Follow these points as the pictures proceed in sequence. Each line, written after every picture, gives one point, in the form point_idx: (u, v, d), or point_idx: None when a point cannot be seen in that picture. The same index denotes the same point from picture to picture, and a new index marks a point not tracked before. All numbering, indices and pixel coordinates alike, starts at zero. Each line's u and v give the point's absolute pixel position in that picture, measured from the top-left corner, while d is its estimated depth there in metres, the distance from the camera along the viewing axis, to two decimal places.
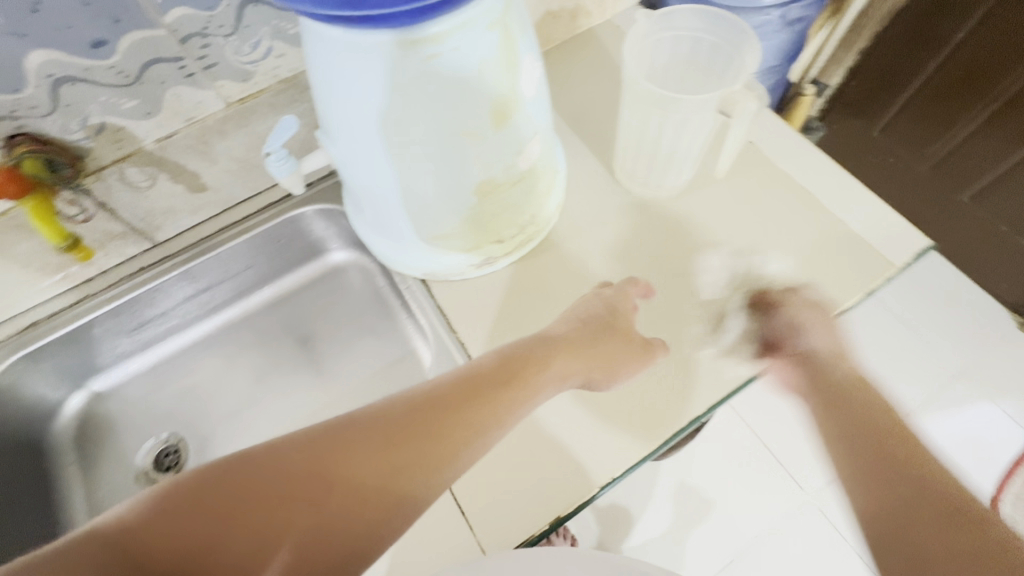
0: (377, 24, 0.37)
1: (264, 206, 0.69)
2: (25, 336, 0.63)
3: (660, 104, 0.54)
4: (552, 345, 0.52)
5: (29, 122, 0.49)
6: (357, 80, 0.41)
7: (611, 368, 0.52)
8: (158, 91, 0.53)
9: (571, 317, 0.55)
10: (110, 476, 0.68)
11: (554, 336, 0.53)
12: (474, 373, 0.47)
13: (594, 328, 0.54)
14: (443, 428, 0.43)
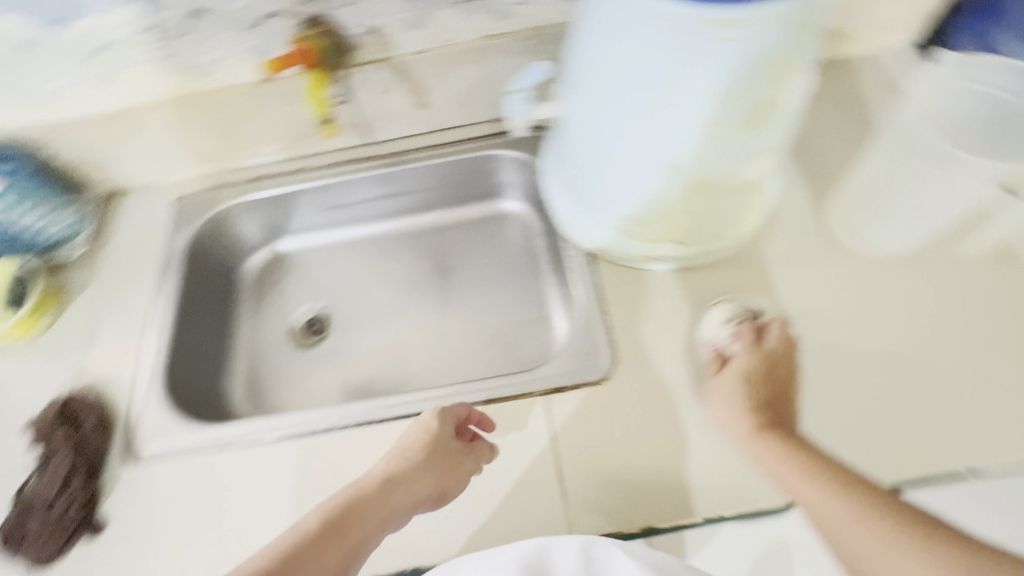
0: None
1: (468, 138, 0.74)
2: (252, 185, 0.74)
3: (936, 156, 0.55)
4: (405, 465, 0.50)
5: (329, 8, 0.56)
6: (634, 43, 0.42)
7: (441, 487, 0.50)
8: (432, 10, 0.58)
9: (418, 432, 0.52)
10: (269, 321, 0.77)
11: (410, 454, 0.50)
12: (346, 499, 0.46)
13: (435, 445, 0.51)
14: (345, 534, 0.44)
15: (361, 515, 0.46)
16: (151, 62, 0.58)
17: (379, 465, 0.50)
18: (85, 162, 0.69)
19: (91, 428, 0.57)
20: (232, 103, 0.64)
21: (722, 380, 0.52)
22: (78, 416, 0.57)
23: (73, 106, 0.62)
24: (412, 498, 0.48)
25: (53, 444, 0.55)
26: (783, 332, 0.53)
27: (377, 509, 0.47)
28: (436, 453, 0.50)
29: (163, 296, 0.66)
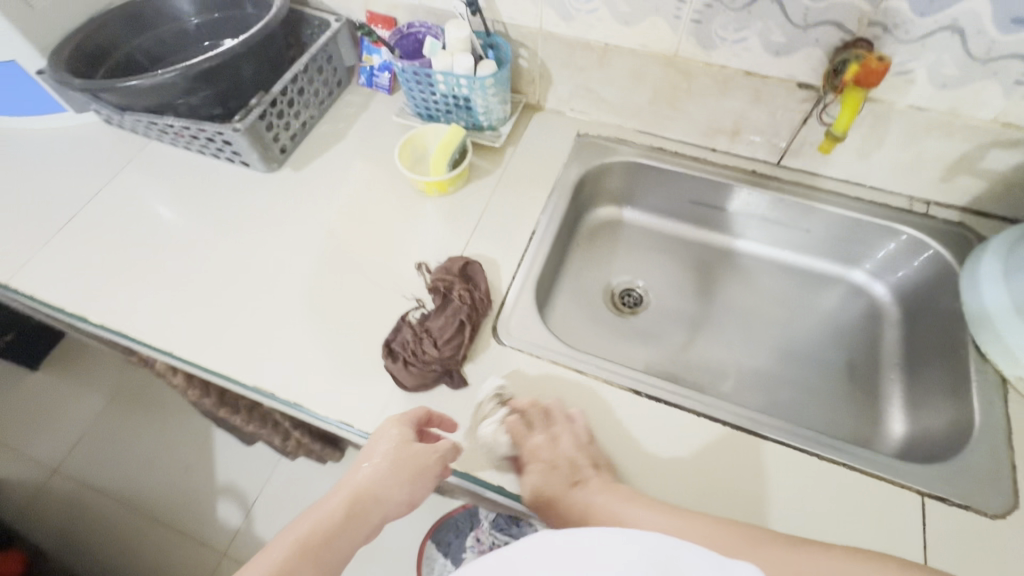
0: None
1: (881, 202, 0.71)
2: (650, 152, 0.77)
3: None
4: (376, 477, 0.48)
5: (885, 38, 0.55)
6: None
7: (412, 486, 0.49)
8: (981, 78, 0.55)
9: (382, 457, 0.49)
10: (591, 272, 0.81)
11: (384, 465, 0.49)
12: (318, 521, 0.44)
13: (401, 457, 0.49)
14: (331, 547, 0.43)
15: (340, 528, 0.44)
16: (677, 19, 0.62)
17: (357, 479, 0.48)
18: (535, 73, 0.76)
19: (481, 297, 0.62)
20: (703, 79, 0.67)
21: (523, 479, 0.53)
22: (472, 281, 0.63)
23: (576, 26, 0.68)
24: (379, 511, 0.47)
25: (452, 294, 0.61)
26: (572, 436, 0.53)
27: (351, 527, 0.45)
28: (395, 467, 0.49)
29: (549, 214, 0.71)
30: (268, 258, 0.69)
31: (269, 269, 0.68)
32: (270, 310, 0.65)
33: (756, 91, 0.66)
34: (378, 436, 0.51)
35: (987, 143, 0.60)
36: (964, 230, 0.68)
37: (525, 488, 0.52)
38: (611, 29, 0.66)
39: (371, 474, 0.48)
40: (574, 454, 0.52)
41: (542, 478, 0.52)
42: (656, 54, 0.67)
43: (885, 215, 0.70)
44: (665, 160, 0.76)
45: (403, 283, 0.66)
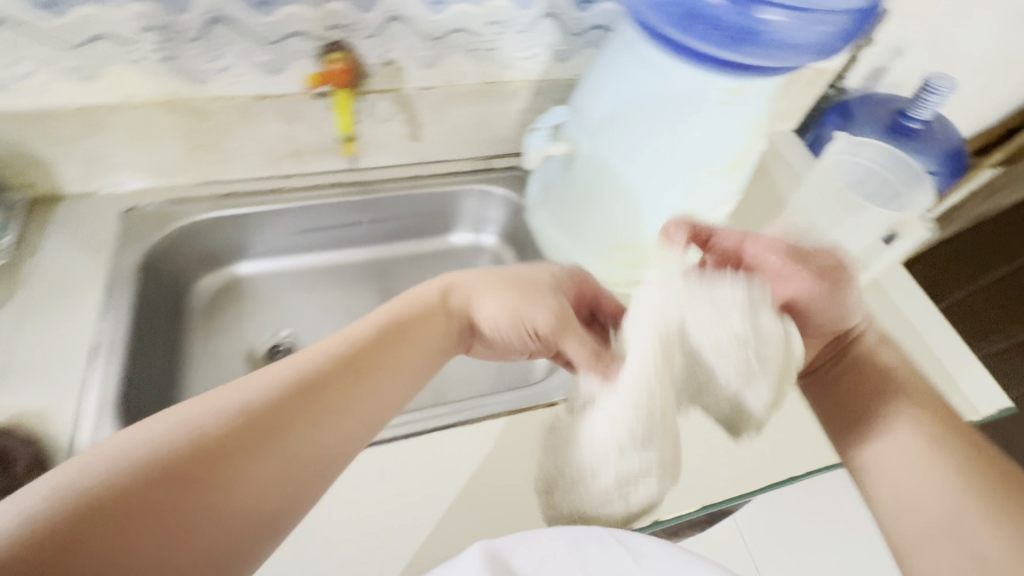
0: (702, 60, 0.48)
1: (450, 172, 0.78)
2: (223, 201, 0.69)
3: (845, 205, 0.60)
4: (456, 287, 0.48)
5: (352, 36, 0.58)
6: (649, 97, 0.51)
7: (491, 283, 0.48)
8: (447, 52, 0.63)
9: (494, 276, 0.48)
10: (224, 349, 0.71)
11: (469, 278, 0.48)
12: (340, 351, 0.40)
13: (523, 276, 0.48)
14: (361, 372, 0.40)
15: (400, 343, 0.43)
16: (141, 63, 0.54)
17: (462, 283, 0.48)
18: (18, 162, 0.59)
19: (23, 472, 0.46)
20: (222, 114, 0.61)
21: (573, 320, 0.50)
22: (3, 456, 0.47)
23: (23, 96, 0.54)
24: (384, 362, 0.41)
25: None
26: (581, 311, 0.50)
27: (424, 322, 0.45)
28: (491, 287, 0.48)
29: (113, 317, 0.58)
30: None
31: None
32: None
33: (283, 111, 0.63)
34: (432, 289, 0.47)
35: (487, 101, 0.71)
36: (516, 172, 0.79)
37: None
38: (72, 88, 0.55)
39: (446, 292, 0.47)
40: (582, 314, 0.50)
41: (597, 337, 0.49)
42: (149, 102, 0.58)
43: (458, 182, 0.78)
44: (240, 205, 0.70)
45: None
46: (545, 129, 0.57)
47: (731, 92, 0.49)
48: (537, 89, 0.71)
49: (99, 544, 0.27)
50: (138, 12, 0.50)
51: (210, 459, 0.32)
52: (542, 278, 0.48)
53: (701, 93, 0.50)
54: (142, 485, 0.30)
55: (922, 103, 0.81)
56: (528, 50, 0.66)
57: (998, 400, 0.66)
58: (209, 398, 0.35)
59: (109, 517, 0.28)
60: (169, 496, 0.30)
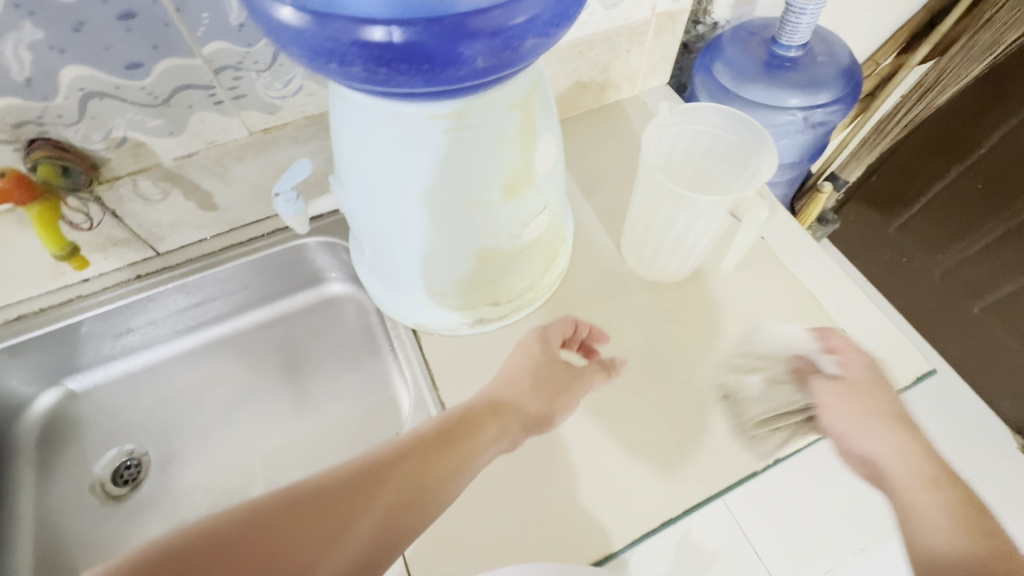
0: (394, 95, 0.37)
1: (270, 231, 0.70)
2: (10, 328, 0.62)
3: (670, 196, 0.50)
4: (501, 386, 0.49)
5: (53, 128, 0.49)
6: (371, 141, 0.41)
7: (546, 368, 0.51)
8: (187, 113, 0.54)
9: (521, 366, 0.51)
10: (64, 482, 0.65)
11: (508, 371, 0.50)
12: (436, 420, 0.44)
13: (537, 366, 0.51)
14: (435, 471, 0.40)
15: (455, 452, 0.42)
16: None
17: (496, 385, 0.49)
18: None
19: None
20: None
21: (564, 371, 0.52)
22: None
23: None
24: (467, 435, 0.43)
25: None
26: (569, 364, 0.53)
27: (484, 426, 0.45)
28: (525, 377, 0.50)
29: None
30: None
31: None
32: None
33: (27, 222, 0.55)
34: (515, 362, 0.51)
35: (272, 149, 0.61)
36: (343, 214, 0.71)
37: None
38: None
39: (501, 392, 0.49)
40: (561, 372, 0.51)
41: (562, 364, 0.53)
42: None
43: (281, 241, 0.69)
44: (34, 327, 0.62)
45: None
46: (286, 192, 0.47)
47: (448, 118, 0.39)
48: (324, 123, 0.61)
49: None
50: None
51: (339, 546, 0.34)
52: (543, 353, 0.52)
53: (414, 128, 0.39)
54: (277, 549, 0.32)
55: (789, 24, 0.68)
56: (287, 85, 0.56)
57: (912, 365, 0.57)
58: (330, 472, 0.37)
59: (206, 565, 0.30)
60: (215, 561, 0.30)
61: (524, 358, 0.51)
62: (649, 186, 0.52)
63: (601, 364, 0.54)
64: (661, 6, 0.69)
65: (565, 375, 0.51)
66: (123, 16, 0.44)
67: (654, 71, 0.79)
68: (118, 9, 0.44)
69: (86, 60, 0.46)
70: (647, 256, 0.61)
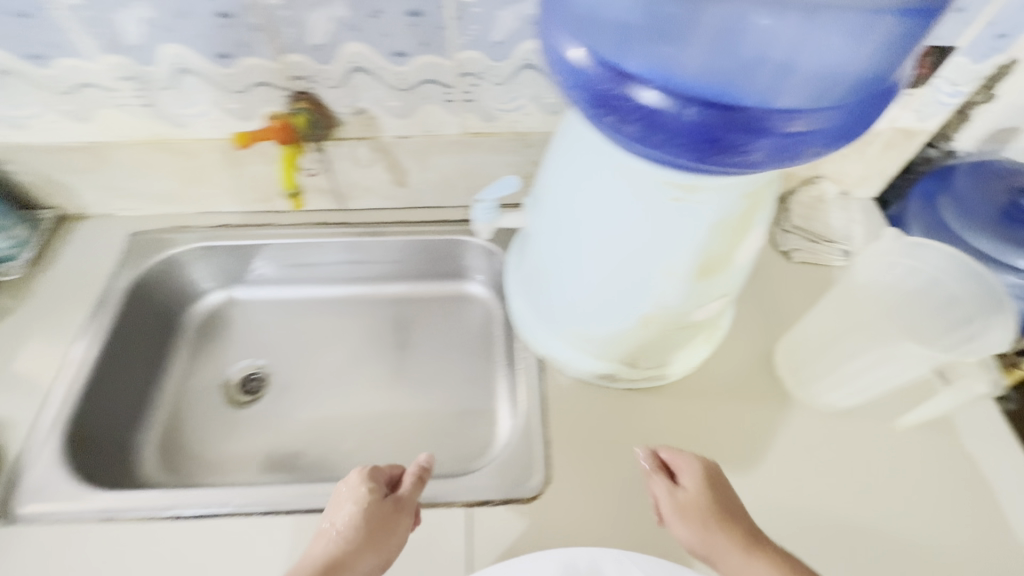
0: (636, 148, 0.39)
1: (438, 219, 0.74)
2: (214, 231, 0.72)
3: None
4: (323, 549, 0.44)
5: (317, 86, 0.56)
6: (592, 182, 0.43)
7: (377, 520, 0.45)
8: (421, 102, 0.59)
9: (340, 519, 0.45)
10: (202, 372, 0.73)
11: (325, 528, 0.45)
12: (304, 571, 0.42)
13: (357, 519, 0.45)
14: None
15: None
16: (125, 106, 0.57)
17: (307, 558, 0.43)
18: (45, 185, 0.67)
19: None
20: (207, 155, 0.64)
21: (388, 523, 0.46)
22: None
23: (36, 133, 0.60)
24: None
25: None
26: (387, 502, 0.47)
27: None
28: (345, 537, 0.44)
29: (87, 339, 0.62)
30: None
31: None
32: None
33: (263, 153, 0.64)
34: (343, 507, 0.46)
35: (474, 151, 0.65)
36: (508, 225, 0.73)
37: None
38: (76, 128, 0.60)
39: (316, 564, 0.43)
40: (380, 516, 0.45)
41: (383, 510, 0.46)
42: (144, 141, 0.62)
43: (445, 231, 0.73)
44: (231, 236, 0.72)
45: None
46: (489, 201, 0.49)
47: (679, 187, 0.39)
48: (526, 142, 0.64)
49: None
50: (112, 64, 0.53)
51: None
52: (365, 501, 0.46)
53: (644, 183, 0.40)
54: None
55: None
56: (512, 102, 0.59)
57: None
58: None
59: None
60: None
61: (347, 513, 0.45)
62: None
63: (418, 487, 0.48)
64: (901, 122, 0.65)
65: (388, 512, 0.46)
66: (412, 13, 0.50)
67: (863, 182, 0.73)
68: (410, 7, 0.49)
69: (366, 40, 0.52)
70: (806, 373, 0.58)
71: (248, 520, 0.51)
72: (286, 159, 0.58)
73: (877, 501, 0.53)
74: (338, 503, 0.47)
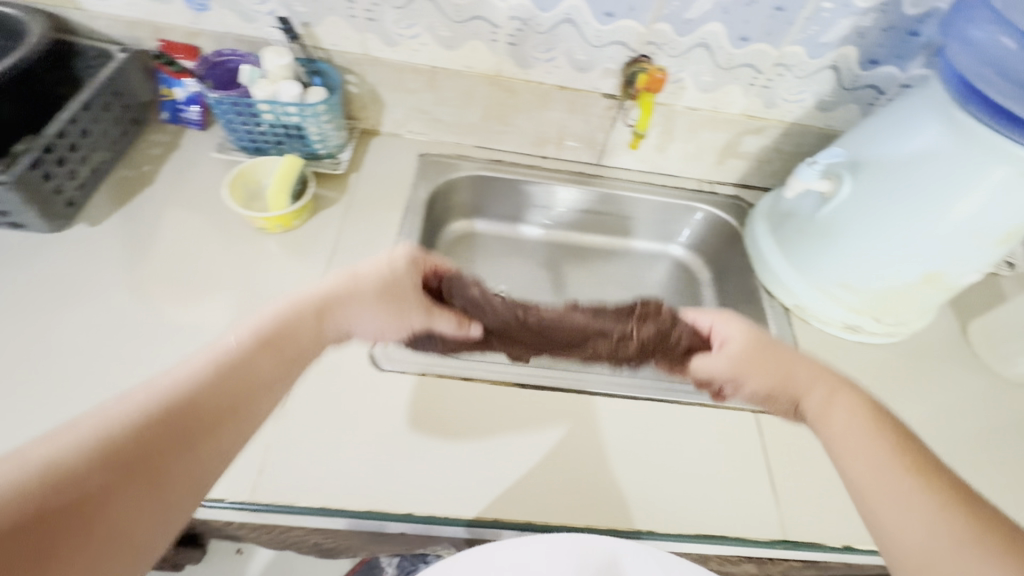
0: (1012, 126, 0.52)
1: (675, 186, 0.86)
2: (490, 164, 0.82)
3: None
4: (346, 291, 0.47)
5: (660, 53, 0.68)
6: (948, 153, 0.56)
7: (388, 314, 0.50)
8: (728, 81, 0.71)
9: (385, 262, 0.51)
10: None
11: (355, 285, 0.47)
12: (275, 325, 0.41)
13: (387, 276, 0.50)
14: (265, 350, 0.40)
15: (270, 359, 0.40)
16: (494, 42, 0.68)
17: (366, 274, 0.49)
18: (366, 99, 0.76)
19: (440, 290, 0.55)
20: (525, 96, 0.74)
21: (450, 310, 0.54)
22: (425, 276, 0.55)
23: (400, 51, 0.70)
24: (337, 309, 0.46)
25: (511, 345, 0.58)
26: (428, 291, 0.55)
27: (302, 333, 0.42)
28: (383, 286, 0.49)
29: (406, 234, 0.72)
30: (8, 340, 0.54)
31: (16, 348, 0.54)
32: (49, 397, 0.52)
33: (571, 102, 0.75)
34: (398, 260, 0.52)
35: (740, 131, 0.78)
36: (736, 201, 0.86)
37: (455, 494, 0.52)
38: (435, 52, 0.70)
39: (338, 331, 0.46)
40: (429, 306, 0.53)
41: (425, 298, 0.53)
42: (481, 74, 0.72)
43: (682, 197, 0.85)
44: (506, 171, 0.82)
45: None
46: (818, 165, 0.64)
47: None
48: (786, 130, 0.77)
49: (73, 461, 0.29)
50: (516, 4, 0.63)
51: (188, 402, 0.34)
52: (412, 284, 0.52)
53: (998, 162, 0.53)
54: (139, 439, 0.31)
55: None
56: (797, 95, 0.72)
57: None
58: (87, 414, 0.31)
59: (104, 475, 0.29)
60: (151, 461, 0.31)
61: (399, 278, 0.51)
62: None
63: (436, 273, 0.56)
64: None
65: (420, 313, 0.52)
66: (777, 8, 0.62)
67: None
68: (778, 3, 0.62)
69: (728, 23, 0.64)
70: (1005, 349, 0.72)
71: (577, 398, 0.61)
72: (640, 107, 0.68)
73: None
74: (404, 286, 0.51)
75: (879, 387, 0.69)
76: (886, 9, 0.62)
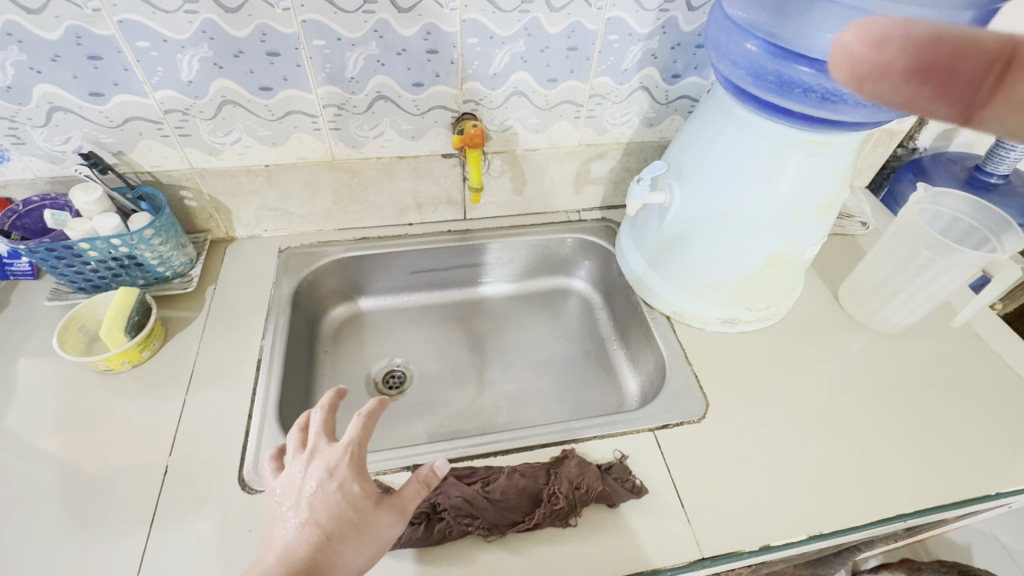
0: (779, 115, 0.56)
1: (545, 222, 0.87)
2: (356, 243, 0.81)
3: (933, 246, 0.67)
4: (287, 556, 0.38)
5: (481, 108, 0.71)
6: (741, 149, 0.60)
7: (334, 549, 0.39)
8: (555, 119, 0.74)
9: (293, 486, 0.42)
10: (347, 372, 0.80)
11: (285, 556, 0.38)
12: None
13: (342, 513, 0.40)
14: None
15: None
16: (318, 131, 0.69)
17: (297, 526, 0.39)
18: (209, 209, 0.74)
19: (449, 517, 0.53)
20: (367, 172, 0.75)
21: (312, 465, 0.43)
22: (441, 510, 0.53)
23: (227, 157, 0.69)
24: None
25: (436, 503, 0.54)
26: (325, 440, 0.45)
27: None
28: (323, 534, 0.39)
29: (272, 337, 0.69)
30: None
31: None
32: None
33: (415, 169, 0.76)
34: (297, 469, 0.43)
35: (585, 160, 0.81)
36: (604, 223, 0.88)
37: None
38: (263, 152, 0.70)
39: (911, 61, 0.30)
40: (317, 487, 0.41)
41: (299, 491, 0.41)
42: (317, 162, 0.72)
43: (553, 230, 0.87)
44: (372, 246, 0.81)
45: (110, 502, 0.54)
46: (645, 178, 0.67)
47: (813, 144, 0.56)
48: (626, 150, 0.81)
49: None
50: (325, 93, 0.65)
51: None
52: (348, 491, 0.41)
53: (789, 148, 0.57)
54: None
55: (997, 155, 0.82)
56: (622, 117, 0.76)
57: None
58: None
59: None
60: None
61: (325, 496, 0.41)
62: (909, 240, 0.70)
63: (324, 424, 0.46)
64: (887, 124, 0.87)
65: (934, 95, 0.31)
66: (570, 48, 0.66)
67: (860, 174, 0.96)
68: (569, 43, 0.65)
69: (531, 70, 0.67)
70: (872, 304, 0.75)
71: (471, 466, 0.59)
72: (472, 160, 0.71)
73: (945, 393, 0.69)
74: (293, 484, 0.42)
75: (770, 372, 0.70)
76: (666, 31, 0.66)
